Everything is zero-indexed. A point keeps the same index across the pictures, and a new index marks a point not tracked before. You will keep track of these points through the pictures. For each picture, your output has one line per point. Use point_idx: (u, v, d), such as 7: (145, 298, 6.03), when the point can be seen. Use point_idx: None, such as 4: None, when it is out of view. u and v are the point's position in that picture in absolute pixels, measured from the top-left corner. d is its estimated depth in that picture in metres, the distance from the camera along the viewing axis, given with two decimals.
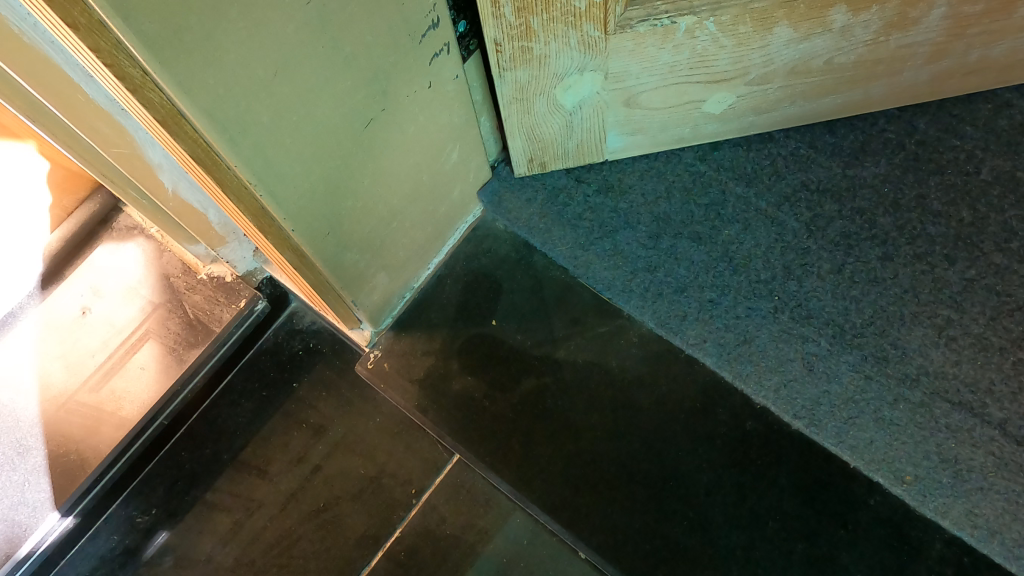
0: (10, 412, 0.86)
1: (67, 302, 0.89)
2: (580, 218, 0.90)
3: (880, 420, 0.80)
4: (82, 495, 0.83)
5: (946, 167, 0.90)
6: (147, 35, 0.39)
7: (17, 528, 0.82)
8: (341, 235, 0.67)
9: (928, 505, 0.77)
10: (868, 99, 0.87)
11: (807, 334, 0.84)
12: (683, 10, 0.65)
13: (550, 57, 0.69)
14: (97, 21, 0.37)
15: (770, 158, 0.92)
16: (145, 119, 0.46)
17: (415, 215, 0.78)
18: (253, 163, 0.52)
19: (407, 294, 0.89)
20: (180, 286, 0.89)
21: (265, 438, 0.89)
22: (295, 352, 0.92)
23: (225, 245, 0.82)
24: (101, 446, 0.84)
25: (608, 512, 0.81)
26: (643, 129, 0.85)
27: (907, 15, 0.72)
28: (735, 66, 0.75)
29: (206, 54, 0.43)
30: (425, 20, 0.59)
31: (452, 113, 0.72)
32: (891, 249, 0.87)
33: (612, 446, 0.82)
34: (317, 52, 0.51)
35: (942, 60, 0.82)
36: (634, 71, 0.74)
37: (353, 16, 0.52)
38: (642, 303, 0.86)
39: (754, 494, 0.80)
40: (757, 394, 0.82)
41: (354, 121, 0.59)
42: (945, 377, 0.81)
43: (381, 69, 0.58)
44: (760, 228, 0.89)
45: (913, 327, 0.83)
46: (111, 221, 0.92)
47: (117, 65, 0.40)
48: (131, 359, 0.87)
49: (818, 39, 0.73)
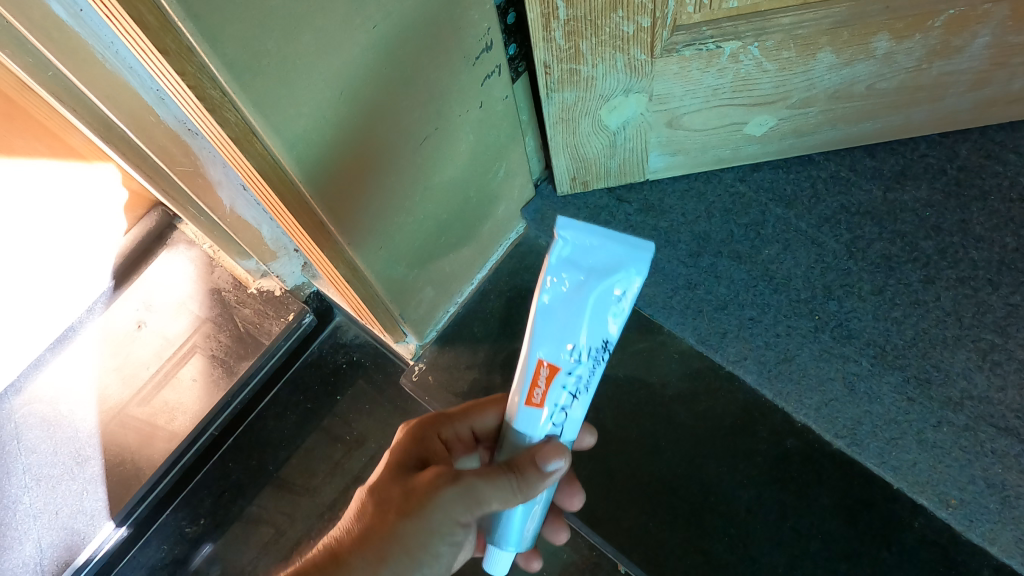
0: (69, 423, 0.89)
1: (122, 315, 0.93)
2: (621, 237, 0.91)
3: (922, 442, 0.80)
4: (137, 503, 0.86)
5: (989, 193, 0.90)
6: (228, 56, 0.42)
7: (76, 536, 0.84)
8: (393, 249, 0.69)
9: (975, 531, 0.77)
10: (908, 124, 0.88)
11: (848, 354, 0.84)
12: (728, 36, 0.67)
13: (596, 79, 0.71)
14: (185, 45, 0.40)
15: (811, 181, 0.92)
16: (218, 139, 0.49)
17: (461, 232, 0.80)
18: (316, 177, 0.54)
19: (451, 308, 0.91)
20: (231, 301, 0.92)
21: (309, 450, 0.91)
22: (339, 366, 0.94)
23: (276, 259, 0.84)
24: (155, 456, 0.87)
25: (650, 526, 0.81)
26: (684, 150, 0.87)
27: (950, 43, 0.73)
28: (777, 90, 0.77)
29: (280, 75, 0.45)
30: (480, 43, 0.62)
31: (500, 133, 0.75)
32: (932, 273, 0.87)
33: (653, 462, 0.83)
34: (379, 72, 0.53)
35: (984, 87, 0.83)
36: (677, 94, 0.75)
37: (414, 39, 0.54)
38: (682, 320, 0.87)
39: (796, 514, 0.80)
40: (798, 412, 0.83)
41: (410, 138, 0.61)
42: (990, 402, 0.81)
43: (438, 89, 0.60)
44: (800, 248, 0.89)
45: (956, 350, 0.83)
46: (165, 238, 0.95)
47: (200, 87, 0.42)
48: (182, 371, 0.90)
49: (860, 66, 0.75)
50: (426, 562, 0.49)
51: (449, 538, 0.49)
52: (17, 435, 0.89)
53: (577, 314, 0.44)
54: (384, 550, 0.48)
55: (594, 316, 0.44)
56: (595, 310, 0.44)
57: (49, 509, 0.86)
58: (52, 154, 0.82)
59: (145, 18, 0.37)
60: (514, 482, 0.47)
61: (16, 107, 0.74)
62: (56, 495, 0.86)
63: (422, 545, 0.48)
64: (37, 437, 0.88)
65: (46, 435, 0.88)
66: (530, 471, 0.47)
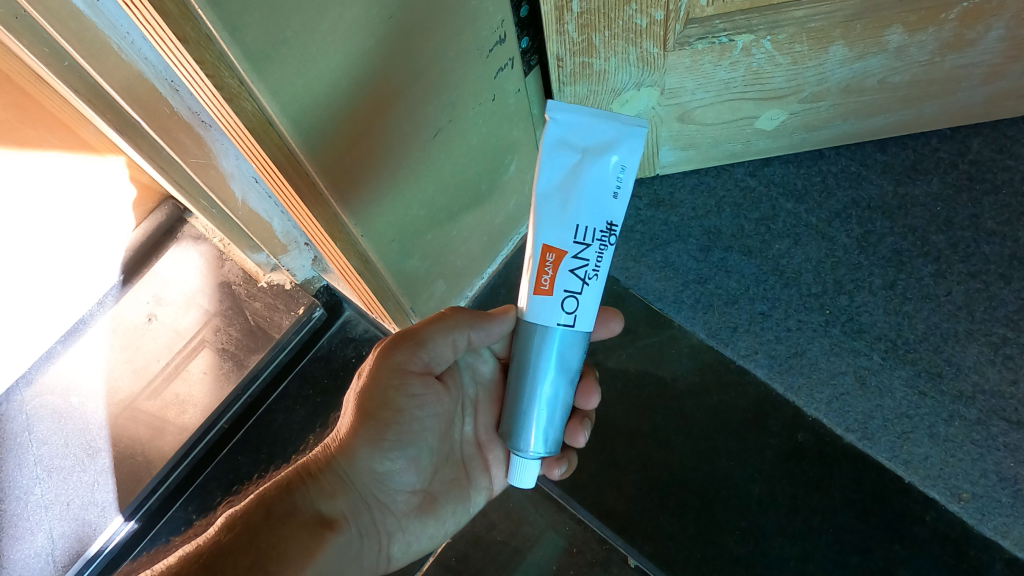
0: (80, 415, 0.89)
1: (133, 308, 0.93)
2: (632, 231, 0.91)
3: (934, 436, 0.80)
4: (148, 494, 0.86)
5: (1001, 187, 0.90)
6: (247, 44, 0.42)
7: (87, 528, 0.85)
8: (405, 241, 0.69)
9: (987, 524, 0.77)
10: (919, 119, 0.88)
11: (859, 348, 0.84)
12: (741, 29, 0.67)
13: (609, 72, 0.71)
14: (205, 34, 0.40)
15: (821, 175, 0.92)
16: (234, 128, 0.49)
17: (472, 225, 0.80)
18: (330, 167, 0.54)
19: (461, 302, 0.91)
20: (241, 294, 0.92)
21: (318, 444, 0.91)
22: (349, 360, 0.94)
23: (287, 253, 0.83)
24: (165, 448, 0.87)
25: (661, 519, 0.81)
26: (695, 145, 0.87)
27: (964, 36, 0.73)
28: (788, 84, 0.77)
29: (297, 64, 0.45)
30: (494, 35, 0.62)
31: (512, 127, 0.75)
32: (944, 267, 0.87)
33: (663, 455, 0.83)
34: (395, 63, 0.53)
35: (996, 81, 0.83)
36: (690, 88, 0.75)
37: (429, 30, 0.54)
38: (692, 314, 0.88)
39: (807, 507, 0.80)
40: (809, 406, 0.83)
41: (423, 130, 0.61)
42: (1001, 396, 0.81)
43: (451, 81, 0.60)
44: (811, 243, 0.89)
45: (967, 344, 0.83)
46: (176, 231, 0.95)
47: (218, 75, 0.42)
48: (192, 364, 0.91)
49: (873, 59, 0.74)
50: (399, 418, 0.56)
51: (408, 390, 0.56)
52: (28, 427, 0.89)
53: (580, 206, 0.45)
54: (363, 421, 0.55)
55: (591, 203, 0.45)
56: (590, 194, 0.45)
57: (60, 500, 0.86)
58: (64, 147, 0.83)
59: (165, 5, 0.37)
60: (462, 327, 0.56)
61: (28, 99, 0.75)
62: (67, 486, 0.87)
63: (387, 401, 0.55)
64: (48, 429, 0.89)
65: (57, 427, 0.89)
66: (481, 318, 0.55)
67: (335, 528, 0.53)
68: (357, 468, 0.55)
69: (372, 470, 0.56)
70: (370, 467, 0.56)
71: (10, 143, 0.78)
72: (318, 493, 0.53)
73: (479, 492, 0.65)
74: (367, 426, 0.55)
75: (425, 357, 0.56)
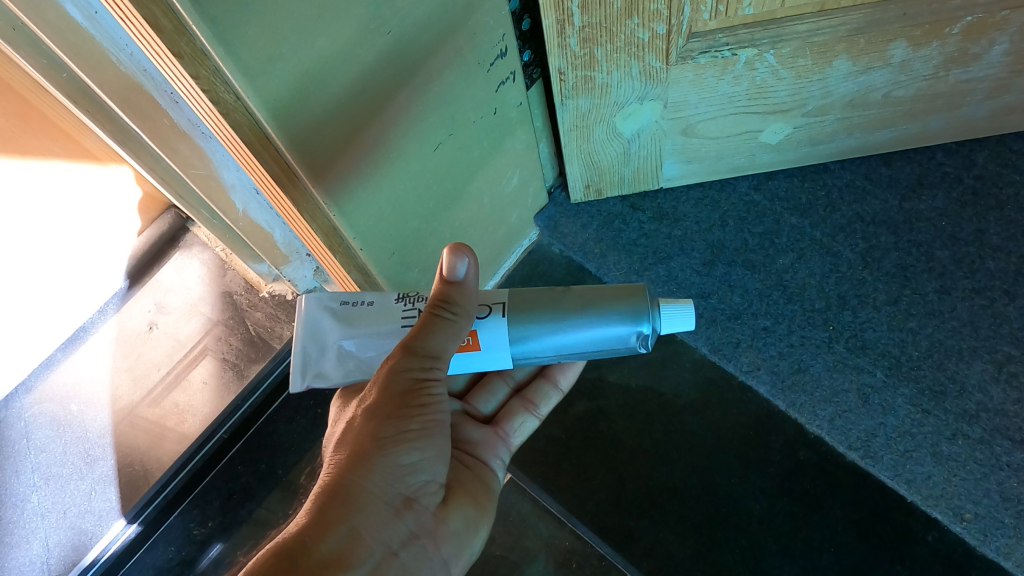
0: (78, 423, 0.89)
1: (134, 317, 0.94)
2: (635, 244, 0.92)
3: (937, 455, 0.79)
4: (145, 505, 0.85)
5: (1006, 202, 0.89)
6: (243, 60, 0.41)
7: (83, 536, 0.84)
8: (406, 256, 0.69)
9: (990, 545, 0.75)
10: (925, 132, 0.88)
11: (862, 365, 0.83)
12: (744, 43, 0.67)
13: (611, 86, 0.71)
14: (199, 49, 0.39)
15: (826, 189, 0.92)
16: (233, 144, 0.48)
17: (474, 238, 0.79)
18: (329, 182, 0.53)
19: None
20: (243, 303, 0.92)
21: (317, 454, 0.90)
22: None
23: (288, 263, 0.81)
24: (164, 458, 0.87)
25: (660, 536, 0.81)
26: (699, 158, 0.87)
27: (968, 50, 0.73)
28: (792, 98, 0.76)
29: (294, 77, 0.45)
30: (495, 48, 0.62)
31: (514, 138, 0.75)
32: (948, 283, 0.86)
33: (663, 470, 0.83)
34: (395, 77, 0.53)
35: (1002, 95, 0.82)
36: (693, 101, 0.75)
37: (429, 42, 0.54)
38: (695, 329, 0.87)
39: (808, 525, 0.79)
40: (811, 424, 0.82)
41: (424, 144, 0.61)
42: (1006, 414, 0.80)
43: (452, 95, 0.60)
44: (815, 257, 0.89)
45: (971, 362, 0.82)
46: (178, 240, 0.96)
47: (213, 91, 0.42)
48: (192, 373, 0.91)
49: (877, 73, 0.74)
50: (412, 415, 0.48)
51: (419, 387, 0.48)
52: (26, 434, 0.89)
53: None
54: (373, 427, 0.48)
55: None
56: None
57: (56, 508, 0.86)
58: (67, 156, 0.82)
59: (159, 21, 0.37)
60: (450, 314, 0.48)
61: (30, 107, 0.75)
62: (64, 494, 0.86)
63: (403, 401, 0.48)
64: (46, 437, 0.88)
65: (55, 435, 0.88)
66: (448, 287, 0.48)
67: (350, 564, 0.46)
68: (370, 486, 0.48)
69: (400, 475, 0.48)
70: (393, 470, 0.48)
71: (9, 152, 0.77)
72: (321, 528, 0.46)
73: (496, 484, 0.62)
74: (380, 439, 0.48)
75: (440, 356, 0.48)
